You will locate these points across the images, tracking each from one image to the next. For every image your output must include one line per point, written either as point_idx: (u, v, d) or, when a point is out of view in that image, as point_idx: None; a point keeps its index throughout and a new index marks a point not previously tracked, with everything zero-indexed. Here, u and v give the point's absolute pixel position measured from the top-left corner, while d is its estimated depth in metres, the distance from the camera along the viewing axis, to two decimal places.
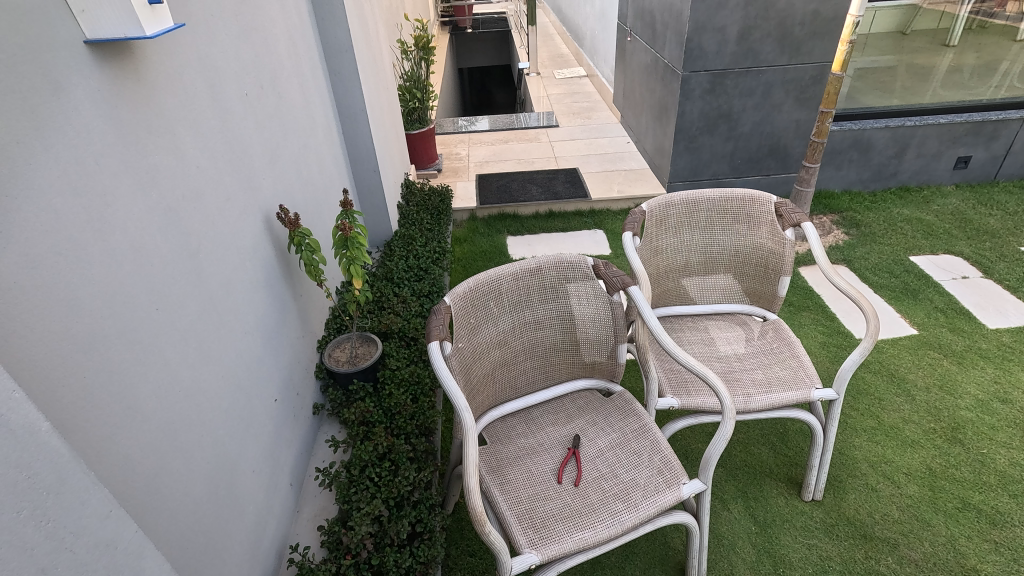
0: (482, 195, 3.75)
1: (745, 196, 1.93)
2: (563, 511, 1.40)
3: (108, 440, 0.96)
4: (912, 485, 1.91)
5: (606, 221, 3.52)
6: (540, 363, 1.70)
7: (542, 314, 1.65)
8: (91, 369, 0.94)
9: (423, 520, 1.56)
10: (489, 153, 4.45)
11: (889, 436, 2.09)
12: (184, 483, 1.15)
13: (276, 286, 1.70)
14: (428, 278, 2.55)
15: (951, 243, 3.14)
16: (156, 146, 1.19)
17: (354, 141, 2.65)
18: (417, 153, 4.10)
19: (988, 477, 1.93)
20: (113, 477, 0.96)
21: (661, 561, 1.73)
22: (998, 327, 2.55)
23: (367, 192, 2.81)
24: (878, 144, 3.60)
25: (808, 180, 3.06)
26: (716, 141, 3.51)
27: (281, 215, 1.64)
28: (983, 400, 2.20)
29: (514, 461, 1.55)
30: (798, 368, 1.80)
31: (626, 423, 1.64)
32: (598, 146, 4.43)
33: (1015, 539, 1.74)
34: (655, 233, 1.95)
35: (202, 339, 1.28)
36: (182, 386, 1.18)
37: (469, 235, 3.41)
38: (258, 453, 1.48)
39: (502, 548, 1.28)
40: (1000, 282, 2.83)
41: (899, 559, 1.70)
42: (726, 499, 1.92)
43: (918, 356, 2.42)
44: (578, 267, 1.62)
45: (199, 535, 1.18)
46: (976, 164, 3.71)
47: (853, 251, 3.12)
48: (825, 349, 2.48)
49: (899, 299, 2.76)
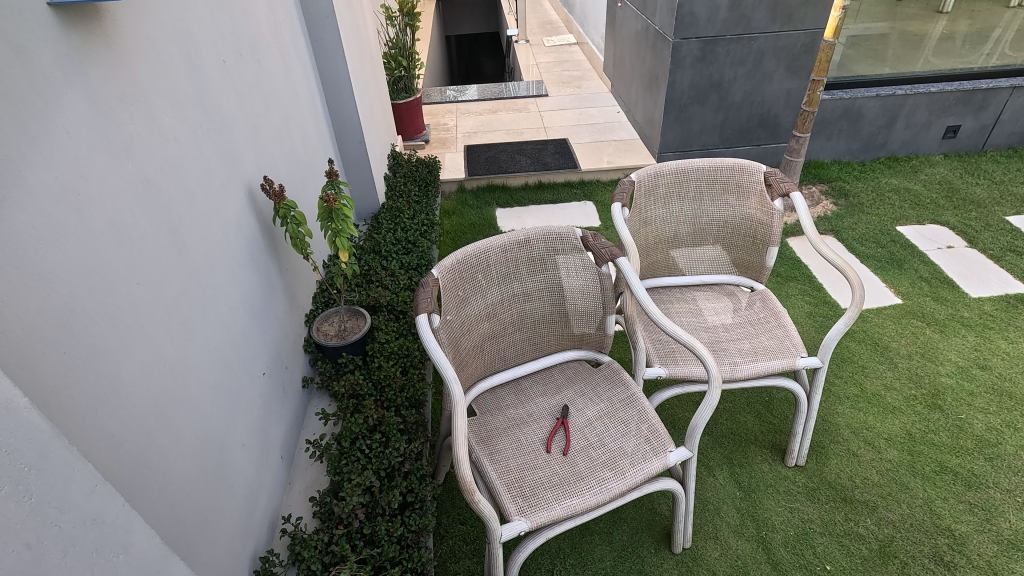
0: (470, 166, 3.69)
1: (733, 165, 1.92)
2: (552, 479, 1.42)
3: (91, 417, 0.94)
4: (891, 450, 1.97)
5: (595, 192, 3.50)
6: (529, 335, 1.71)
7: (530, 286, 1.65)
8: (69, 346, 0.92)
9: (414, 490, 1.58)
10: (477, 124, 4.37)
11: (871, 403, 2.13)
12: (172, 459, 1.14)
13: (261, 260, 1.68)
14: (417, 251, 2.52)
15: (937, 213, 3.16)
16: (132, 113, 1.15)
17: (338, 111, 2.58)
18: (404, 123, 4.01)
19: (965, 441, 1.98)
20: (98, 455, 0.95)
21: (648, 526, 1.78)
22: (980, 296, 2.59)
23: (352, 163, 2.75)
24: (868, 114, 3.58)
25: (798, 150, 3.04)
26: (706, 111, 3.47)
27: (264, 186, 1.60)
28: (963, 367, 2.25)
29: (503, 431, 1.56)
30: (784, 338, 1.81)
31: (615, 394, 1.65)
32: (588, 116, 4.36)
33: (989, 500, 1.80)
34: (644, 203, 1.93)
35: (186, 314, 1.26)
36: (166, 362, 1.17)
37: (457, 207, 3.38)
38: (247, 427, 1.48)
39: (491, 516, 1.29)
40: (983, 252, 2.86)
41: (877, 521, 1.76)
42: (712, 466, 1.96)
43: (901, 325, 2.46)
44: (569, 238, 1.62)
45: (190, 506, 1.19)
46: (965, 134, 3.71)
47: (841, 221, 3.13)
48: (811, 319, 2.51)
49: (884, 269, 2.78)
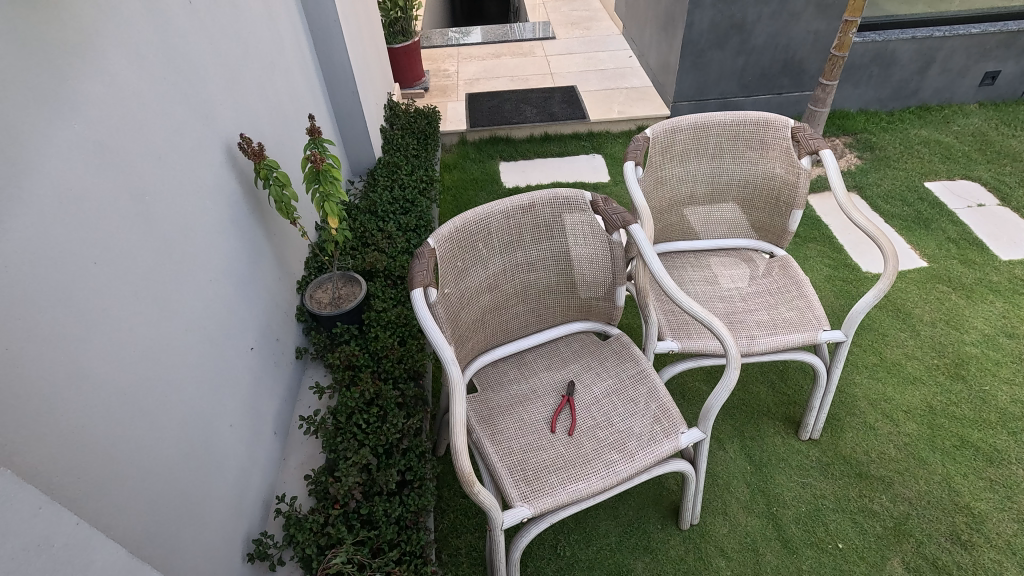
0: (472, 117, 3.49)
1: (758, 119, 1.75)
2: (557, 462, 1.35)
3: (47, 416, 0.85)
4: (910, 424, 1.89)
5: (604, 145, 3.31)
6: (533, 306, 1.61)
7: (535, 255, 1.53)
8: (14, 339, 0.81)
9: (413, 468, 1.52)
10: (480, 70, 4.11)
11: (890, 373, 2.04)
12: (149, 448, 1.07)
13: (246, 226, 1.56)
14: (415, 211, 2.38)
15: (969, 168, 2.97)
16: (79, 64, 1.00)
17: (328, 57, 2.38)
18: (401, 70, 3.76)
19: (987, 414, 1.90)
20: (58, 454, 0.86)
21: (655, 501, 1.73)
22: (1011, 258, 2.45)
23: (345, 114, 2.57)
24: (901, 58, 3.31)
25: (823, 99, 2.82)
26: (726, 56, 3.21)
27: (242, 144, 1.46)
28: (989, 335, 2.14)
29: (504, 409, 1.48)
30: (804, 309, 1.69)
31: (624, 369, 1.55)
32: (598, 61, 4.09)
33: (1011, 477, 1.73)
34: (659, 161, 1.78)
35: (159, 292, 1.16)
36: (137, 345, 1.07)
37: (459, 162, 3.21)
38: (236, 406, 1.40)
39: (493, 505, 1.21)
40: (1016, 210, 2.70)
41: (893, 497, 1.70)
42: (723, 439, 1.89)
43: (926, 290, 2.34)
44: (576, 202, 1.49)
45: (173, 497, 1.12)
46: (1004, 80, 3.45)
47: (865, 177, 2.95)
48: (830, 284, 2.39)
49: (910, 229, 2.63)
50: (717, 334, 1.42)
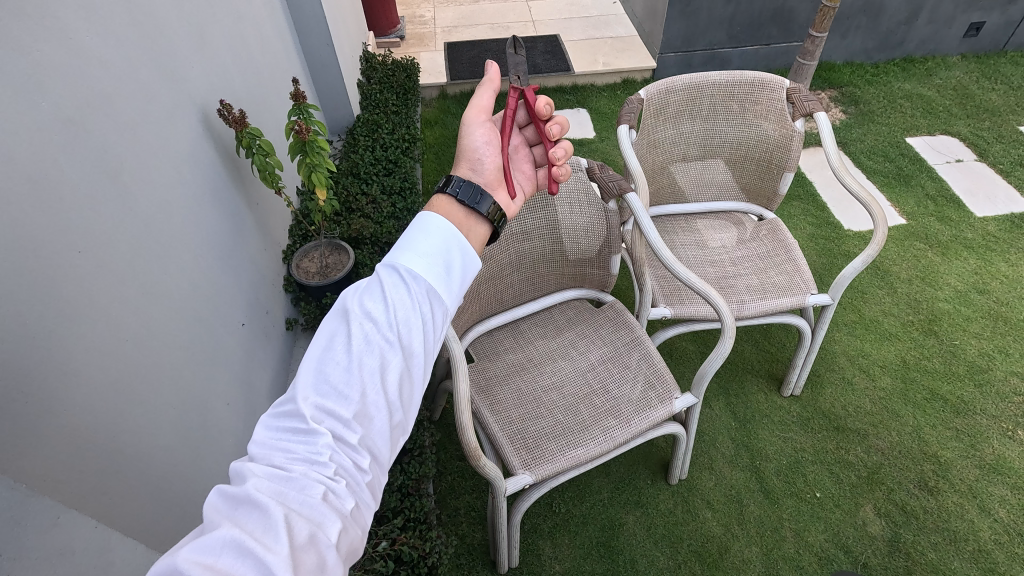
0: (452, 68, 3.32)
1: (753, 78, 1.72)
2: (555, 429, 1.38)
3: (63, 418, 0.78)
4: (885, 378, 1.98)
5: (589, 99, 3.22)
6: (526, 276, 1.56)
7: (530, 224, 1.48)
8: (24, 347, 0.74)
9: (411, 437, 1.59)
10: (457, 16, 3.88)
11: (868, 330, 2.11)
12: (154, 436, 0.99)
13: (229, 197, 1.44)
14: (398, 172, 2.30)
15: (949, 122, 2.94)
16: (30, 16, 0.86)
17: (298, 5, 2.16)
18: (375, 16, 3.51)
19: (957, 367, 2.00)
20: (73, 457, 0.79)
21: (645, 458, 1.82)
22: (985, 215, 2.48)
23: (320, 69, 2.36)
24: (890, 6, 3.19)
25: (812, 52, 2.56)
26: (715, 3, 3.07)
27: (222, 111, 1.33)
28: (961, 291, 2.21)
29: (502, 380, 1.49)
30: (794, 273, 1.71)
31: (619, 338, 1.56)
32: (580, 7, 3.90)
33: (975, 427, 1.85)
34: (651, 124, 1.76)
35: (152, 277, 1.06)
36: (134, 336, 0.98)
37: (440, 116, 3.08)
38: (232, 383, 1.34)
39: (496, 477, 1.25)
40: (992, 165, 2.71)
41: (867, 448, 1.81)
42: (709, 397, 1.96)
43: (904, 247, 2.38)
44: (571, 172, 1.47)
45: (180, 483, 1.05)
46: (987, 31, 3.37)
47: (850, 131, 2.92)
48: (813, 242, 2.43)
49: (891, 186, 2.63)
50: (715, 305, 1.42)
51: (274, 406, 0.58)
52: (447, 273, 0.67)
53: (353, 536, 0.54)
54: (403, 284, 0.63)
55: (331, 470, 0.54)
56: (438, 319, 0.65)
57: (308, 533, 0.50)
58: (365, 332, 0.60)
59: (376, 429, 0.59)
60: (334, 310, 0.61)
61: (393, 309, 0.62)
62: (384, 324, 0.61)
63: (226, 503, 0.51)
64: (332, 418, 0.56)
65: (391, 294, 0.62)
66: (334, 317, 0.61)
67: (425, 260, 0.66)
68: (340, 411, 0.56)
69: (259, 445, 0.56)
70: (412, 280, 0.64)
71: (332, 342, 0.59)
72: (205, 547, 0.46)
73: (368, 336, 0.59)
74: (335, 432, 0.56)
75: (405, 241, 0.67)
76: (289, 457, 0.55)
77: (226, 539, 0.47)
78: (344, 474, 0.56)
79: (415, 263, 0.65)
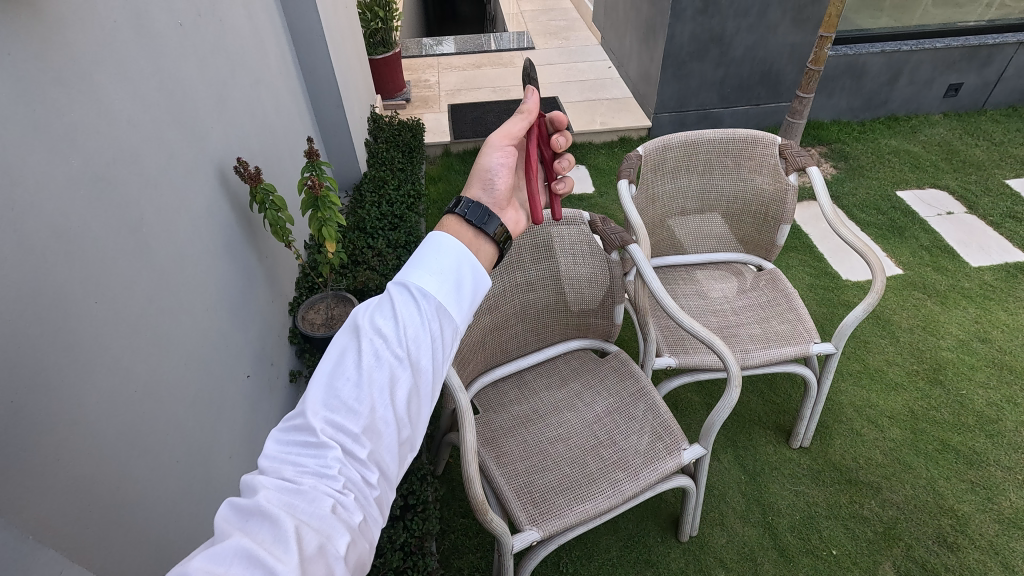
0: (455, 128, 3.46)
1: (746, 136, 1.80)
2: (562, 482, 1.36)
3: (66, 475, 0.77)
4: (894, 429, 1.95)
5: (588, 156, 3.34)
6: (530, 327, 1.58)
7: (534, 275, 1.51)
8: (36, 398, 0.74)
9: (415, 491, 1.57)
10: (460, 80, 4.08)
11: (874, 379, 2.11)
12: (155, 492, 0.97)
13: (241, 250, 1.47)
14: (403, 226, 2.36)
15: (937, 176, 3.04)
16: (68, 83, 0.92)
17: (311, 71, 2.28)
18: (382, 81, 3.70)
19: (966, 417, 1.98)
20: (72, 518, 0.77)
21: (653, 514, 1.77)
22: (980, 265, 2.53)
23: (330, 129, 2.47)
24: (872, 69, 3.36)
25: (800, 112, 2.66)
26: (705, 68, 3.24)
27: (238, 168, 1.39)
28: (964, 341, 2.22)
29: (508, 432, 1.47)
30: (796, 322, 1.73)
31: (625, 388, 1.56)
32: (577, 72, 4.11)
33: (991, 479, 1.81)
34: (650, 178, 1.82)
35: (164, 329, 1.07)
36: (144, 388, 0.98)
37: (444, 173, 3.18)
38: (235, 435, 1.32)
39: (504, 532, 1.22)
40: (983, 217, 2.78)
41: (881, 502, 1.76)
42: (717, 449, 1.93)
43: (903, 297, 2.40)
44: (574, 225, 1.52)
45: (179, 541, 1.02)
46: (966, 91, 3.54)
47: (842, 185, 3.01)
48: (813, 292, 2.45)
49: (886, 237, 2.69)
50: (720, 354, 1.43)
51: (284, 420, 0.58)
52: (459, 290, 0.67)
53: (361, 550, 0.54)
54: (414, 299, 0.63)
55: (340, 484, 0.54)
56: (448, 336, 0.65)
57: (317, 545, 0.50)
58: (375, 347, 0.60)
59: (385, 444, 0.58)
60: (346, 325, 0.62)
61: (404, 323, 0.62)
62: (395, 340, 0.61)
63: (236, 514, 0.51)
64: (342, 434, 0.56)
65: (401, 309, 0.62)
66: (346, 332, 0.62)
67: (436, 277, 0.66)
68: (349, 427, 0.56)
69: (270, 458, 0.56)
70: (423, 295, 0.64)
71: (344, 356, 0.59)
72: (214, 556, 0.46)
73: (379, 352, 0.60)
74: (344, 446, 0.56)
75: (417, 258, 0.67)
76: (298, 470, 0.55)
77: (237, 548, 0.47)
78: (354, 488, 0.56)
79: (426, 279, 0.65)
